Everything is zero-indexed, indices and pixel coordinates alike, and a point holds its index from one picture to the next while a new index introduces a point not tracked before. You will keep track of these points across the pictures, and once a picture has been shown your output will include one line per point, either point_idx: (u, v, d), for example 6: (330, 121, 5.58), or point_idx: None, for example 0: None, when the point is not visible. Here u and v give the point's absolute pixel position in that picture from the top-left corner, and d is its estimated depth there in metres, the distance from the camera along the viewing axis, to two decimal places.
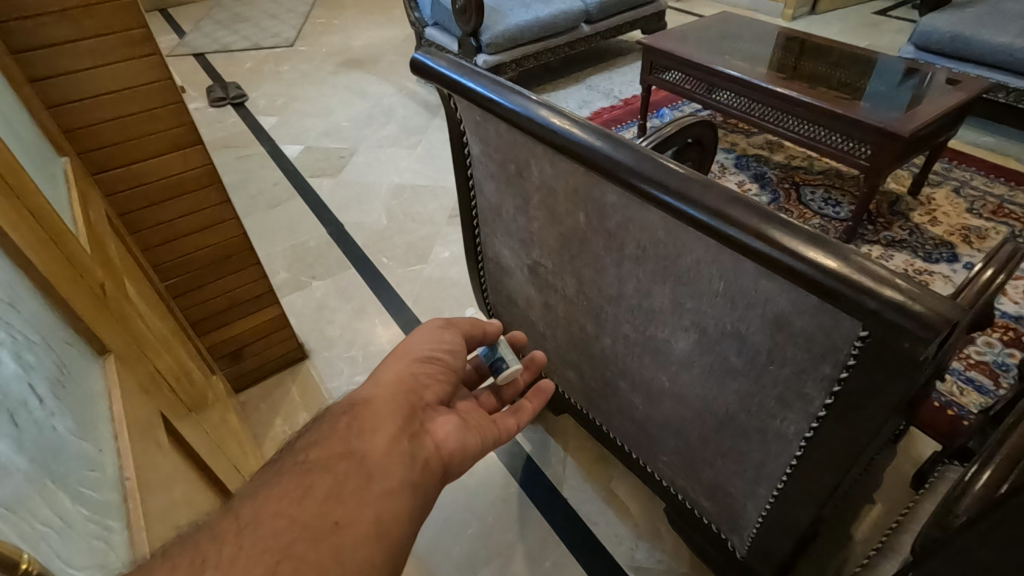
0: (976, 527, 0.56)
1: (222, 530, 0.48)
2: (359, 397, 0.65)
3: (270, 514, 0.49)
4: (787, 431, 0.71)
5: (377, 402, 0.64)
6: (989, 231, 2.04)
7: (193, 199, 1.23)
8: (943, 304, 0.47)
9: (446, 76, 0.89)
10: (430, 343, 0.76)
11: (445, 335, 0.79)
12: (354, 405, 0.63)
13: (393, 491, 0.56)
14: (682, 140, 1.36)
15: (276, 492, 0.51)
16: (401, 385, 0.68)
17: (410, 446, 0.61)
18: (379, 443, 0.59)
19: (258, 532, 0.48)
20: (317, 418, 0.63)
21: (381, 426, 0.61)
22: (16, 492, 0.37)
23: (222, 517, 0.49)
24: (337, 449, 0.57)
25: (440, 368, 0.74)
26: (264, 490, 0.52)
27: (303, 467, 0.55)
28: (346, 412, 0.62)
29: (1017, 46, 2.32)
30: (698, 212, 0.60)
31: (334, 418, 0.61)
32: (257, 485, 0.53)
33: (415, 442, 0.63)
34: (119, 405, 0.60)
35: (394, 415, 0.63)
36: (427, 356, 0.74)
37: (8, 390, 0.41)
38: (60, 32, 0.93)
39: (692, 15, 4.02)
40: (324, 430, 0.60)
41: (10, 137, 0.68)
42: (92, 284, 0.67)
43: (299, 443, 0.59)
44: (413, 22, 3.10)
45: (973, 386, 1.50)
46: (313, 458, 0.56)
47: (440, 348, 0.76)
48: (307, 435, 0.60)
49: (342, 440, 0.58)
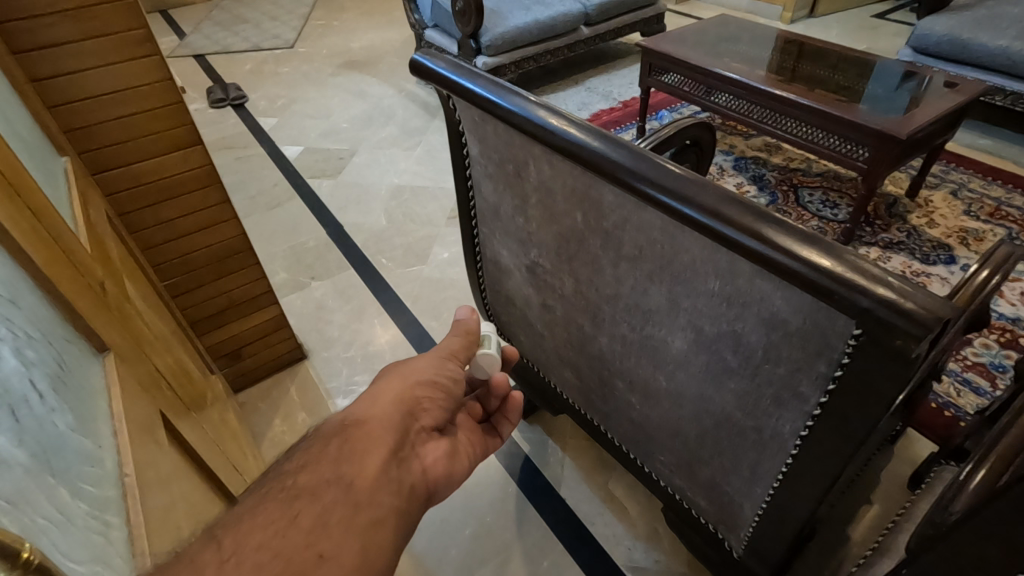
0: (965, 526, 0.57)
1: (202, 563, 0.46)
2: (353, 417, 0.65)
3: (252, 548, 0.49)
4: (783, 429, 0.71)
5: (371, 424, 0.64)
6: (987, 233, 2.05)
7: (193, 199, 1.24)
8: (937, 302, 0.48)
9: (445, 77, 0.89)
10: (434, 368, 0.74)
11: (449, 364, 0.77)
12: (347, 426, 0.63)
13: (380, 520, 0.57)
14: (680, 141, 1.37)
15: (260, 521, 0.51)
16: (399, 405, 0.67)
17: (398, 472, 0.62)
18: (369, 466, 0.60)
19: (241, 565, 0.47)
20: (307, 437, 0.63)
21: (372, 448, 0.61)
22: (16, 486, 0.37)
23: (204, 547, 0.48)
24: (327, 474, 0.57)
25: (441, 397, 0.73)
26: (248, 519, 0.51)
27: (290, 494, 0.54)
28: (336, 433, 0.62)
29: (1015, 50, 2.33)
30: (695, 212, 0.60)
31: (325, 439, 0.61)
32: (240, 511, 0.53)
33: (403, 467, 0.63)
34: (119, 403, 0.61)
35: (387, 435, 0.64)
36: (431, 382, 0.72)
37: (9, 385, 0.41)
38: (62, 32, 0.94)
39: (692, 17, 4.04)
40: (314, 451, 0.60)
41: (10, 134, 0.69)
42: (92, 282, 0.67)
43: (286, 466, 0.59)
44: (413, 23, 3.11)
45: (970, 387, 1.50)
46: (301, 483, 0.56)
47: (443, 374, 0.74)
48: (297, 457, 0.59)
49: (332, 463, 0.58)
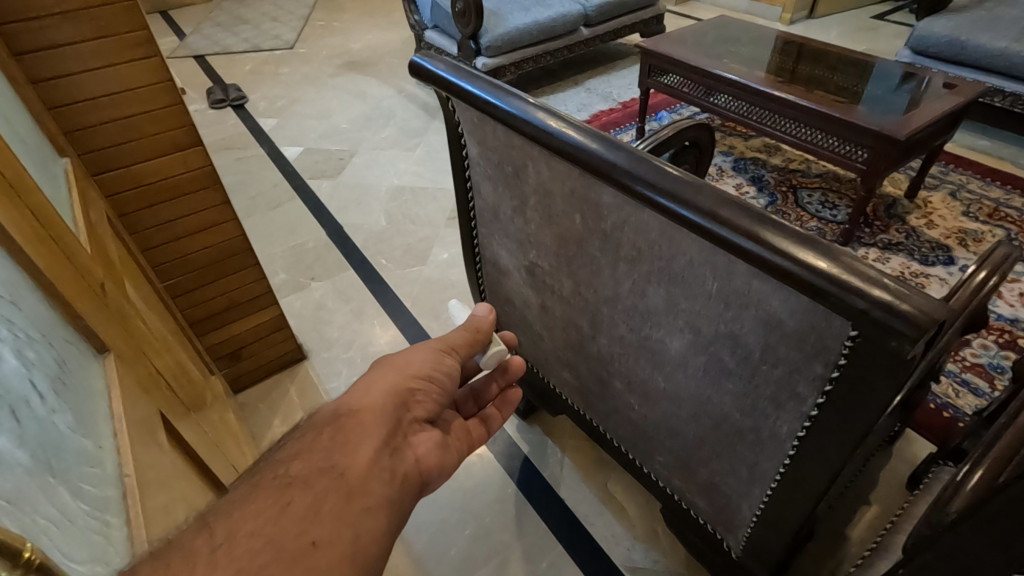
0: (962, 527, 0.57)
1: (194, 550, 0.47)
2: (347, 406, 0.65)
3: (245, 534, 0.49)
4: (780, 430, 0.71)
5: (364, 413, 0.64)
6: (986, 234, 2.05)
7: (193, 200, 1.24)
8: (930, 303, 0.48)
9: (444, 79, 0.89)
10: (430, 363, 0.74)
11: (445, 359, 0.77)
12: (341, 415, 0.64)
13: (372, 509, 0.57)
14: (679, 142, 1.37)
15: (252, 508, 0.52)
16: (392, 397, 0.68)
17: (391, 461, 0.62)
18: (362, 456, 0.60)
19: (233, 551, 0.48)
20: (300, 426, 0.64)
21: (364, 438, 0.61)
22: (17, 487, 0.37)
23: (195, 534, 0.48)
24: (320, 463, 0.57)
25: (435, 390, 0.73)
26: (241, 507, 0.52)
27: (282, 482, 0.55)
28: (329, 423, 0.62)
29: (1014, 51, 2.33)
30: (692, 213, 0.61)
31: (318, 429, 0.62)
32: (232, 499, 0.53)
33: (396, 456, 0.64)
34: (119, 404, 0.61)
35: (379, 425, 0.64)
36: (426, 375, 0.73)
37: (10, 387, 0.41)
38: (62, 33, 0.94)
39: (692, 18, 4.05)
40: (307, 441, 0.60)
41: (11, 136, 0.69)
42: (92, 284, 0.67)
43: (279, 455, 0.59)
44: (413, 24, 3.12)
45: (969, 387, 1.51)
46: (294, 472, 0.56)
47: (439, 368, 0.75)
48: (289, 446, 0.60)
49: (325, 453, 0.59)
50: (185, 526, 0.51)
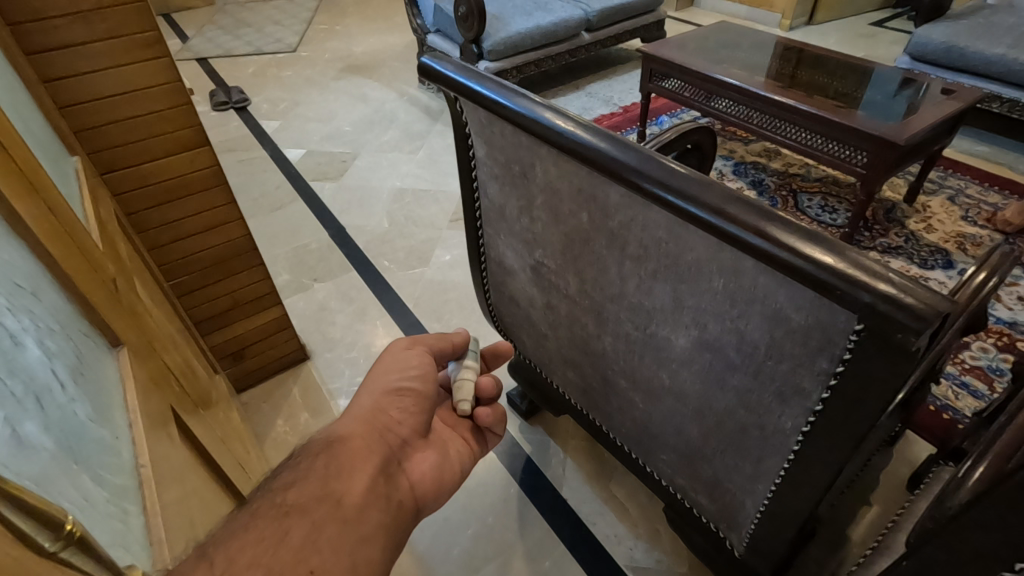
0: (965, 517, 0.58)
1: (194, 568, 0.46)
2: (335, 435, 0.68)
3: (243, 565, 0.48)
4: (785, 425, 0.72)
5: (353, 440, 0.67)
6: (984, 238, 2.07)
7: (200, 200, 1.25)
8: (934, 296, 0.49)
9: (452, 79, 0.91)
10: (398, 372, 0.77)
11: (409, 355, 0.80)
12: (332, 443, 0.66)
13: (368, 536, 0.58)
14: (681, 145, 1.38)
15: (250, 538, 0.51)
16: (372, 423, 0.71)
17: (385, 488, 0.65)
18: (357, 483, 0.61)
19: None
20: (293, 455, 0.64)
21: (358, 466, 0.64)
22: (45, 470, 0.38)
23: (196, 556, 0.48)
24: (315, 490, 0.58)
25: (411, 400, 0.76)
26: (239, 537, 0.51)
27: (280, 510, 0.55)
28: (322, 450, 0.64)
29: (1011, 58, 2.35)
30: (701, 211, 0.62)
31: (311, 455, 0.63)
32: (229, 528, 0.52)
33: (390, 483, 0.66)
34: (133, 396, 0.62)
35: (370, 454, 0.66)
36: (397, 388, 0.76)
37: (35, 375, 0.42)
38: (75, 34, 0.95)
39: (692, 24, 4.08)
40: (302, 468, 0.61)
41: (25, 131, 0.70)
42: (106, 278, 0.68)
43: (273, 484, 0.59)
44: (415, 29, 3.14)
45: (968, 390, 1.52)
46: (290, 500, 0.56)
47: (407, 375, 0.77)
48: (284, 474, 0.60)
49: (319, 480, 0.60)
50: (191, 548, 0.50)
